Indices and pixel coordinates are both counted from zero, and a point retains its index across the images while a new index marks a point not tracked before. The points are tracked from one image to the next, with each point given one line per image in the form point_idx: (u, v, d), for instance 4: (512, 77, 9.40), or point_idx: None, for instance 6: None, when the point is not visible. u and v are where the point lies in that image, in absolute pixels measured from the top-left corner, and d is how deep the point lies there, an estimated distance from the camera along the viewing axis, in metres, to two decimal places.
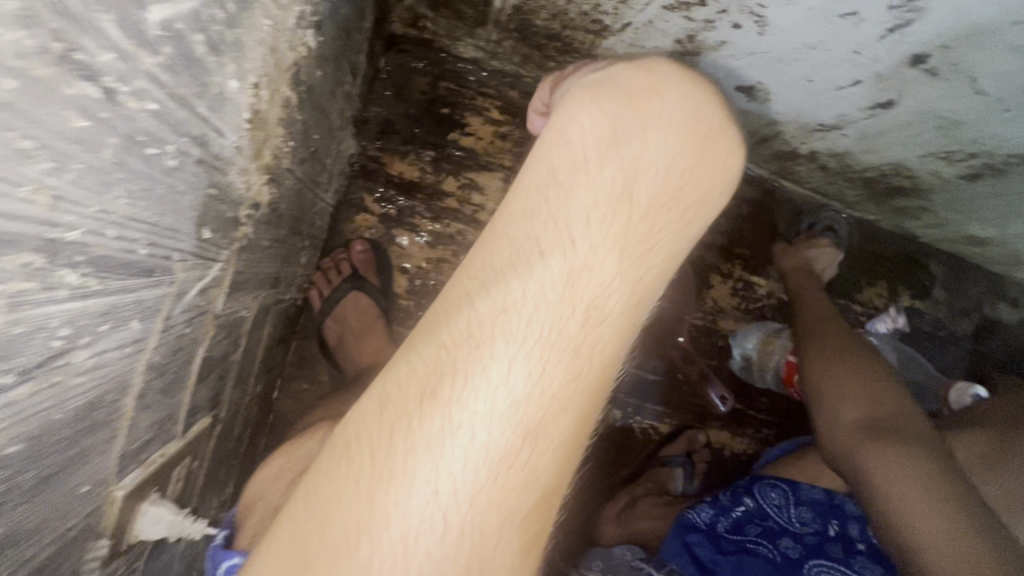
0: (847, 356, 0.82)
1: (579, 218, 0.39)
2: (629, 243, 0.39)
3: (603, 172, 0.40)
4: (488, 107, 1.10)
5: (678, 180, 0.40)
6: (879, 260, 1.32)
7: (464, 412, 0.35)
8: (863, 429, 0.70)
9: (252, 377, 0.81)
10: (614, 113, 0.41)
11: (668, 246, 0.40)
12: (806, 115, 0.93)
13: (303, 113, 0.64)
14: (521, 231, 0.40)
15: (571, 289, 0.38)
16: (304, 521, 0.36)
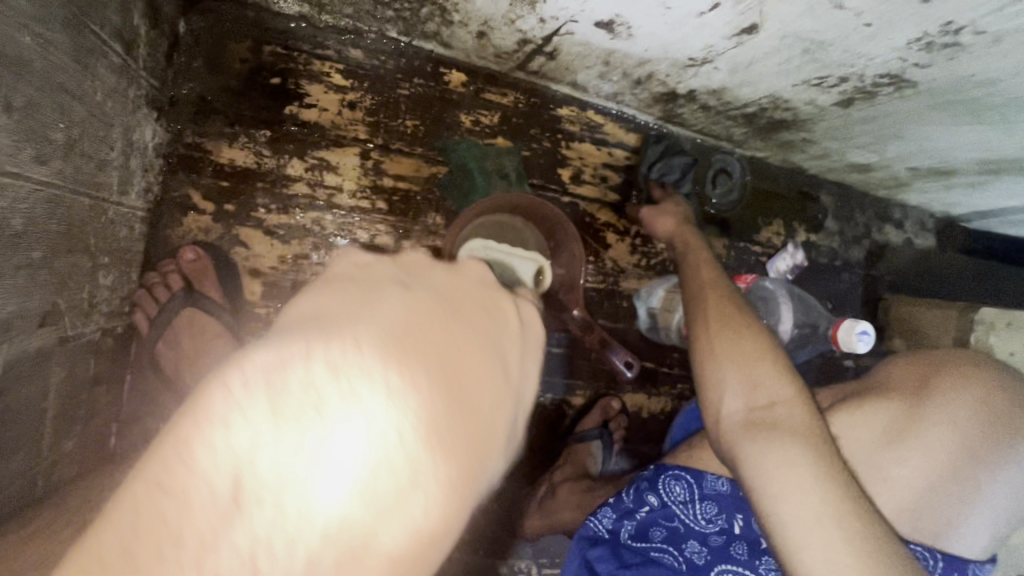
0: (728, 329, 0.80)
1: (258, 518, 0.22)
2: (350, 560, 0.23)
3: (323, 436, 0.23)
4: (328, 71, 0.94)
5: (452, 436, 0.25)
6: (772, 198, 1.30)
7: None
8: (754, 427, 0.71)
9: (43, 438, 0.65)
10: (379, 329, 0.26)
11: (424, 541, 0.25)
12: (672, 50, 0.85)
13: (4, 92, 0.48)
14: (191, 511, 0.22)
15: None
16: None
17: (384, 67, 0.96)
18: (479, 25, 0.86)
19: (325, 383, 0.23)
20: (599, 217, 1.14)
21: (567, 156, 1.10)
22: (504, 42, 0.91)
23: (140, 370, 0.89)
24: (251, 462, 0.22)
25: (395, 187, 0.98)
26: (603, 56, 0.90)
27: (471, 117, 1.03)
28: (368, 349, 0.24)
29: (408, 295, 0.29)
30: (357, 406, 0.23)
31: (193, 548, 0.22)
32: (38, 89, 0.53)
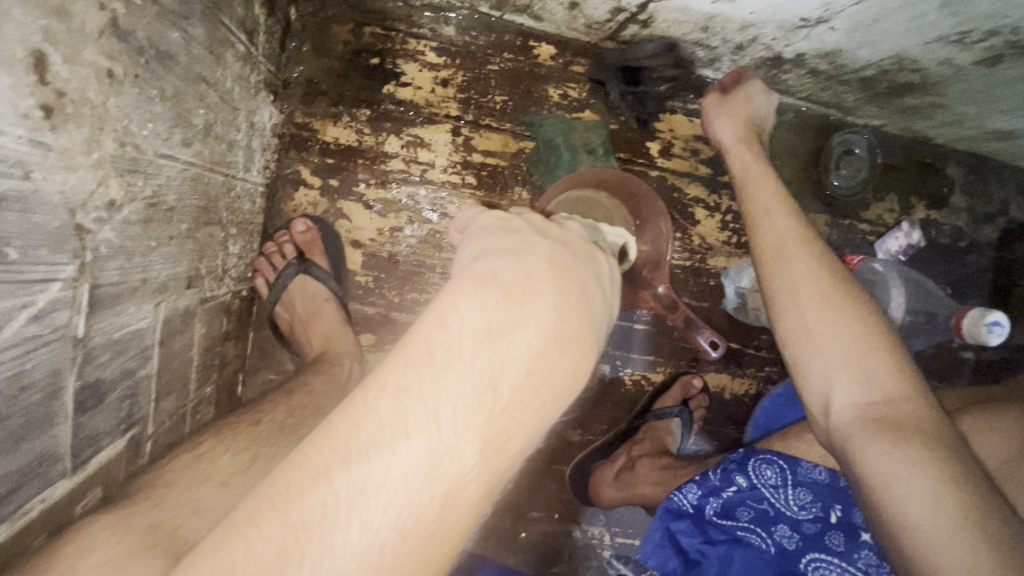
0: (818, 288, 0.75)
1: (484, 340, 0.32)
2: (538, 378, 0.33)
3: (519, 283, 0.34)
4: (423, 50, 0.97)
5: (586, 303, 0.36)
6: (888, 170, 1.18)
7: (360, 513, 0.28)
8: (865, 420, 0.65)
9: (191, 381, 0.76)
10: (524, 238, 0.39)
11: (573, 380, 0.35)
12: (782, 11, 0.78)
13: (162, 86, 0.55)
14: (435, 345, 0.31)
15: (483, 407, 0.31)
16: None
17: (475, 43, 0.98)
18: None
19: (523, 274, 0.35)
20: (689, 192, 1.10)
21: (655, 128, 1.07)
22: (596, 12, 0.89)
23: (258, 329, 1.00)
24: (484, 325, 0.32)
25: (483, 162, 1.01)
26: (702, 22, 0.86)
27: (560, 90, 1.02)
28: (543, 266, 0.36)
29: (550, 236, 0.40)
30: (542, 286, 0.35)
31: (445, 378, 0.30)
32: (183, 81, 0.60)
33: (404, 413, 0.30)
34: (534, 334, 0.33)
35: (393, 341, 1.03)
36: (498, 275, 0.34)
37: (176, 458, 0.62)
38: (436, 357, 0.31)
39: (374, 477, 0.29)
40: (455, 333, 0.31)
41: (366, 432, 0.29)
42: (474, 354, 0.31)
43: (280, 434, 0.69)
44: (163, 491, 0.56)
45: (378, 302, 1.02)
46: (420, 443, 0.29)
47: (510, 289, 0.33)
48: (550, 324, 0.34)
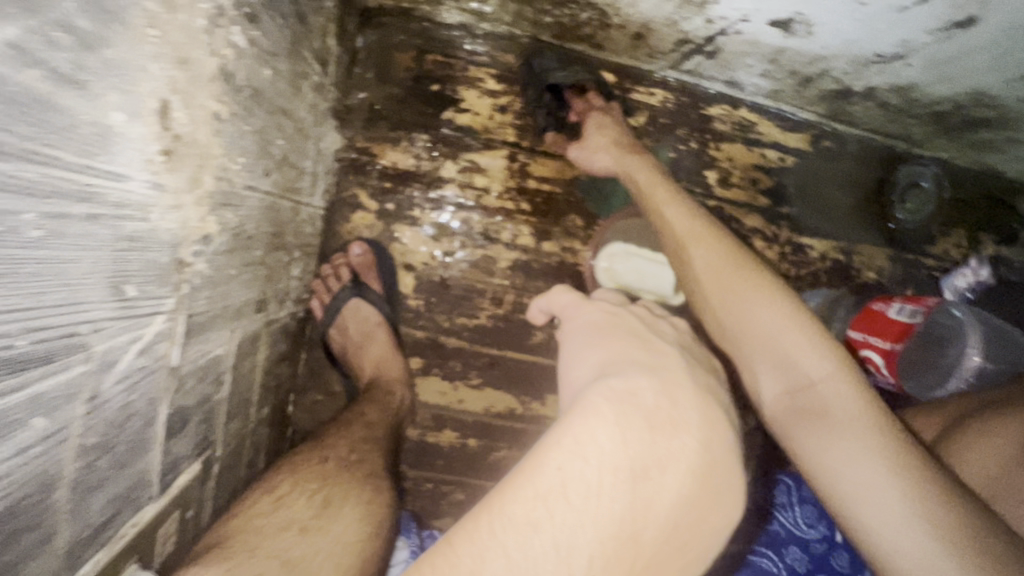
0: (728, 267, 0.65)
1: (624, 468, 0.34)
2: (679, 511, 0.35)
3: (653, 408, 0.37)
4: (483, 77, 0.98)
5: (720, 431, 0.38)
6: (956, 205, 1.13)
7: None
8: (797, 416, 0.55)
9: (253, 402, 0.77)
10: (642, 352, 0.41)
11: (712, 512, 0.37)
12: (856, 47, 0.77)
13: (250, 121, 0.56)
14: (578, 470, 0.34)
15: (624, 539, 0.33)
16: None
17: (535, 71, 0.98)
18: (638, 27, 0.85)
19: (661, 404, 0.37)
20: (746, 223, 1.08)
21: (713, 157, 1.05)
22: (660, 43, 0.88)
23: (311, 348, 1.01)
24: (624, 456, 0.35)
25: (538, 189, 1.01)
26: (770, 55, 0.84)
27: None
28: (677, 392, 0.39)
29: (670, 349, 0.43)
30: (682, 416, 0.37)
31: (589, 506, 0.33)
32: (268, 115, 0.61)
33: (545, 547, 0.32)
34: (670, 472, 0.35)
35: (441, 365, 1.03)
36: (634, 399, 0.37)
37: (256, 492, 0.62)
38: (573, 490, 0.33)
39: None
40: (595, 464, 0.34)
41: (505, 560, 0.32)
42: (617, 487, 0.34)
43: (343, 470, 0.69)
44: (252, 539, 0.55)
45: (428, 325, 1.02)
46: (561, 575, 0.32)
47: (652, 420, 0.36)
48: (691, 459, 0.36)
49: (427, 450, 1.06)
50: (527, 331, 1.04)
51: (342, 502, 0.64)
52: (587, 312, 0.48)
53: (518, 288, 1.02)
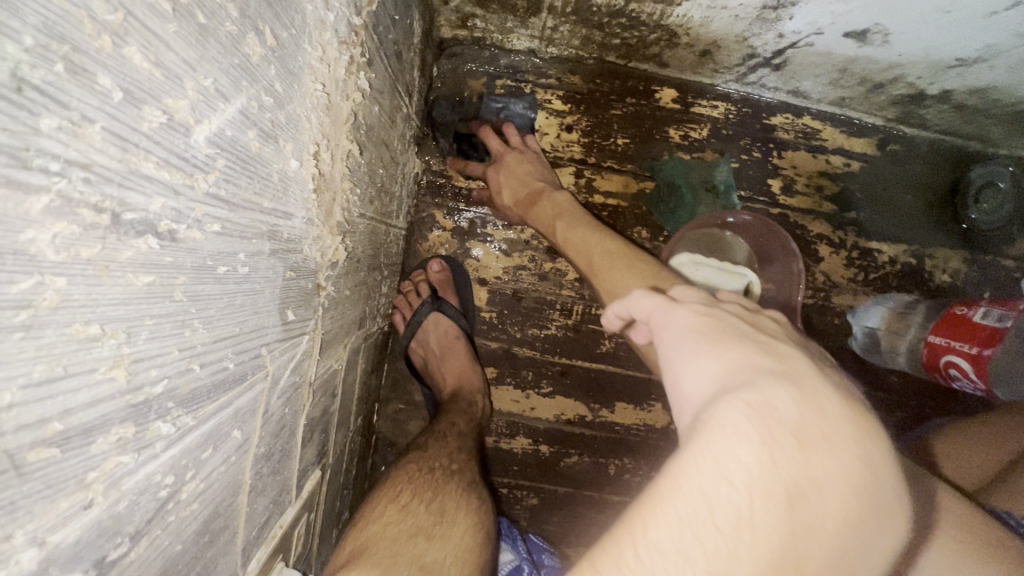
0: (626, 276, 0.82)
1: (772, 492, 0.29)
2: (845, 542, 0.29)
3: (798, 416, 0.31)
4: (550, 99, 1.02)
5: (881, 440, 0.32)
6: None
7: None
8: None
9: (352, 413, 0.83)
10: (766, 354, 0.36)
11: (888, 539, 0.30)
12: (937, 53, 0.77)
13: (365, 156, 0.62)
14: (715, 497, 0.30)
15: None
16: None
17: (600, 90, 1.02)
18: (706, 44, 0.87)
19: (808, 412, 0.32)
20: (812, 229, 1.08)
21: (777, 165, 1.06)
22: (728, 58, 0.90)
23: (391, 361, 1.07)
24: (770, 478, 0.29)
25: (604, 203, 1.04)
26: (842, 64, 0.85)
27: (681, 131, 1.04)
28: (821, 395, 0.33)
29: (800, 350, 0.38)
30: (836, 422, 0.31)
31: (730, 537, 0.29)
32: (375, 148, 0.67)
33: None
34: (830, 495, 0.29)
35: (514, 375, 1.07)
36: (774, 411, 0.32)
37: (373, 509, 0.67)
38: (718, 525, 0.29)
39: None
40: (737, 491, 0.29)
41: None
42: (765, 516, 0.29)
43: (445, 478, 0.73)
44: (393, 546, 0.60)
45: (501, 337, 1.06)
46: None
47: (799, 433, 0.31)
48: (853, 478, 0.30)
49: (502, 457, 1.10)
50: (597, 341, 1.06)
51: (457, 511, 0.69)
52: (682, 310, 0.43)
53: (588, 299, 1.05)
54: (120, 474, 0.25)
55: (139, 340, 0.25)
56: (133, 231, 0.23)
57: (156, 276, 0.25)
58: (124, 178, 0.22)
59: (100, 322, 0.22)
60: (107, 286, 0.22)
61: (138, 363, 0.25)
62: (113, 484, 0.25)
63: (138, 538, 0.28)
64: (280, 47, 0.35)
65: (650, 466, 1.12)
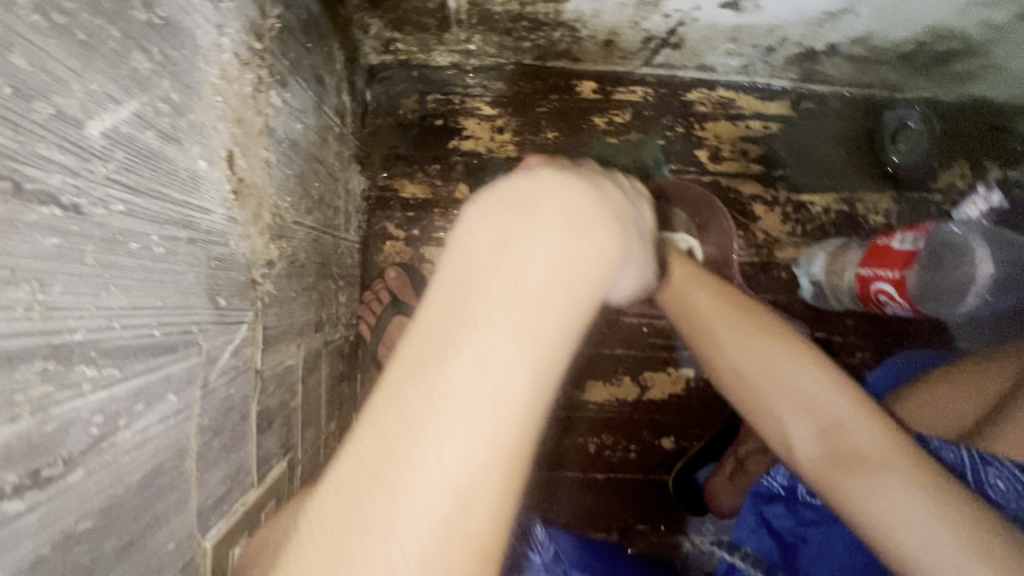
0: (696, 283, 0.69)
1: (492, 246, 0.34)
2: (565, 269, 0.34)
3: (517, 185, 0.36)
4: (479, 106, 1.10)
5: (591, 186, 0.38)
6: (951, 138, 1.16)
7: (425, 457, 0.31)
8: (747, 408, 0.61)
9: (323, 415, 0.87)
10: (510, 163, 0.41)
11: (604, 256, 0.36)
12: (807, 10, 0.84)
13: (292, 167, 0.69)
14: (454, 272, 0.34)
15: (520, 311, 0.33)
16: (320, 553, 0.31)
17: (524, 92, 1.10)
18: (606, 34, 0.95)
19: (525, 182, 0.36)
20: (744, 190, 1.14)
21: (701, 137, 1.13)
22: (629, 44, 0.98)
23: (365, 370, 1.12)
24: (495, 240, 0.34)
25: None
26: (731, 33, 0.93)
27: (604, 118, 1.11)
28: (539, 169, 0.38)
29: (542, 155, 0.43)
30: (546, 181, 0.36)
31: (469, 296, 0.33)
32: (304, 162, 0.74)
33: (435, 363, 0.32)
34: (543, 235, 0.34)
35: None
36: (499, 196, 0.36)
37: None
38: (460, 285, 0.33)
39: (415, 432, 0.31)
40: (470, 258, 0.34)
41: (416, 376, 0.32)
42: (494, 268, 0.33)
43: None
44: None
45: None
46: (465, 368, 0.32)
47: (514, 200, 0.35)
48: (563, 218, 0.35)
49: None
50: None
51: None
52: None
53: None
54: (44, 403, 0.30)
55: (54, 292, 0.31)
56: (34, 198, 0.29)
57: (62, 239, 0.31)
58: (18, 154, 0.28)
59: (13, 267, 0.28)
60: (16, 239, 0.28)
61: (54, 309, 0.31)
62: (42, 407, 0.30)
63: (75, 465, 0.32)
64: (170, 63, 0.42)
65: (628, 437, 1.15)
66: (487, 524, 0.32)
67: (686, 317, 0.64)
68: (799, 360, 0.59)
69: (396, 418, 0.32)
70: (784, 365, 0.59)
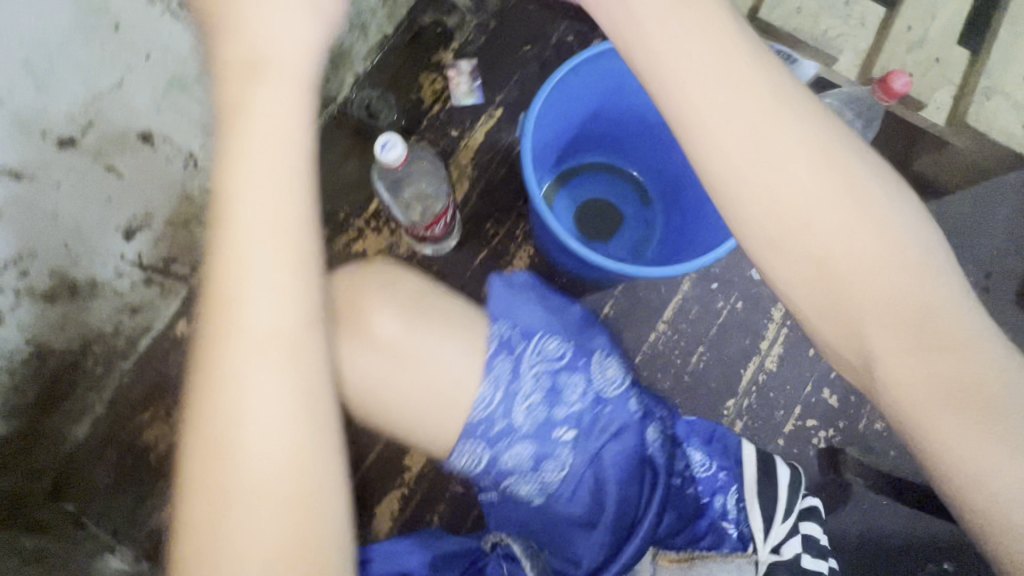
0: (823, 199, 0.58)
1: (258, 254, 0.57)
2: (280, 286, 0.57)
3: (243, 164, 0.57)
4: (144, 417, 1.24)
5: (232, 224, 0.56)
6: (400, 74, 1.38)
7: (234, 370, 0.56)
8: (818, 273, 0.58)
9: None
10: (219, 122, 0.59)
11: (300, 285, 0.58)
12: (168, 187, 1.01)
13: None
14: (223, 226, 0.57)
15: (296, 330, 0.58)
16: (196, 402, 0.56)
17: (154, 375, 1.24)
18: (123, 312, 1.11)
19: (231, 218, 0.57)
20: (338, 249, 1.32)
21: None
22: (145, 294, 1.13)
23: None
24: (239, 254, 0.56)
25: None
26: (174, 227, 1.09)
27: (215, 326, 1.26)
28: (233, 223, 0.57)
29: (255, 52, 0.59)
30: (241, 196, 0.57)
31: (237, 313, 0.56)
32: None
33: (231, 335, 0.56)
34: (248, 259, 0.56)
35: None
36: (250, 223, 0.57)
37: None
38: (231, 299, 0.56)
39: (234, 356, 0.56)
40: (234, 256, 0.56)
41: (216, 357, 0.56)
42: (266, 320, 0.57)
43: None
44: None
45: None
46: (246, 378, 0.55)
47: (231, 219, 0.57)
48: (267, 264, 0.57)
49: None
50: None
51: None
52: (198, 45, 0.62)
53: None
54: None
55: None
56: None
57: None
58: None
59: None
60: None
61: None
62: None
63: None
64: None
65: None
66: (249, 411, 0.55)
67: (802, 220, 0.58)
68: (861, 215, 0.57)
69: (208, 329, 0.57)
70: (930, 288, 0.56)
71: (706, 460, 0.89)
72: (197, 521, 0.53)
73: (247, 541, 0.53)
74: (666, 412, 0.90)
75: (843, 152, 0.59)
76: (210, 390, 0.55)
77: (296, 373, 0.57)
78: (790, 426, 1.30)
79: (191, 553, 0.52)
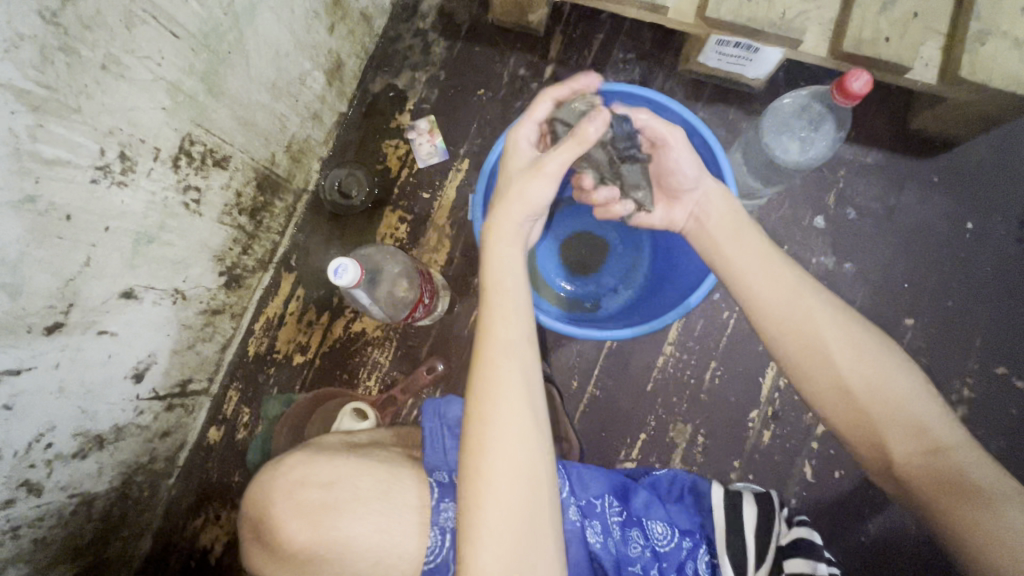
0: (832, 338, 0.76)
1: (517, 307, 0.81)
2: (525, 332, 0.81)
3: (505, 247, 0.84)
4: (193, 523, 1.30)
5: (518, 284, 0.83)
6: (364, 145, 1.39)
7: (497, 412, 0.74)
8: (839, 394, 0.75)
9: None
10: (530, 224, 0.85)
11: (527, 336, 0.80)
12: (162, 326, 1.06)
13: None
14: (502, 285, 0.82)
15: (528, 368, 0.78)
16: (471, 434, 0.75)
17: (195, 482, 1.31)
18: (153, 439, 1.18)
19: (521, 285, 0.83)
20: (338, 332, 1.34)
21: (284, 352, 1.34)
22: (170, 417, 1.20)
23: None
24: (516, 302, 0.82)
25: None
26: (180, 354, 1.15)
27: (241, 428, 1.32)
28: (508, 292, 0.82)
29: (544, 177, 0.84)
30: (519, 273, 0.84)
31: (503, 354, 0.78)
32: None
33: (493, 373, 0.76)
34: (513, 325, 0.80)
35: None
36: (516, 286, 0.83)
37: None
38: (510, 344, 0.79)
39: (492, 401, 0.75)
40: (511, 311, 0.81)
41: (500, 396, 0.75)
42: (516, 346, 0.79)
43: None
44: None
45: None
46: (521, 396, 0.76)
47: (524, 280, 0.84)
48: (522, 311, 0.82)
49: None
50: None
51: None
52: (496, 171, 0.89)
53: None
54: None
55: None
56: None
57: None
58: None
59: None
60: None
61: None
62: None
63: None
64: None
65: None
66: (516, 444, 0.74)
67: (810, 344, 0.77)
68: (860, 346, 0.75)
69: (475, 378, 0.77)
70: (915, 401, 0.73)
71: (668, 531, 0.89)
72: (474, 530, 0.71)
73: (498, 487, 0.72)
74: (606, 504, 0.90)
75: (844, 312, 0.78)
76: (480, 427, 0.75)
77: (538, 409, 0.77)
78: (822, 427, 1.24)
79: (473, 550, 0.71)
